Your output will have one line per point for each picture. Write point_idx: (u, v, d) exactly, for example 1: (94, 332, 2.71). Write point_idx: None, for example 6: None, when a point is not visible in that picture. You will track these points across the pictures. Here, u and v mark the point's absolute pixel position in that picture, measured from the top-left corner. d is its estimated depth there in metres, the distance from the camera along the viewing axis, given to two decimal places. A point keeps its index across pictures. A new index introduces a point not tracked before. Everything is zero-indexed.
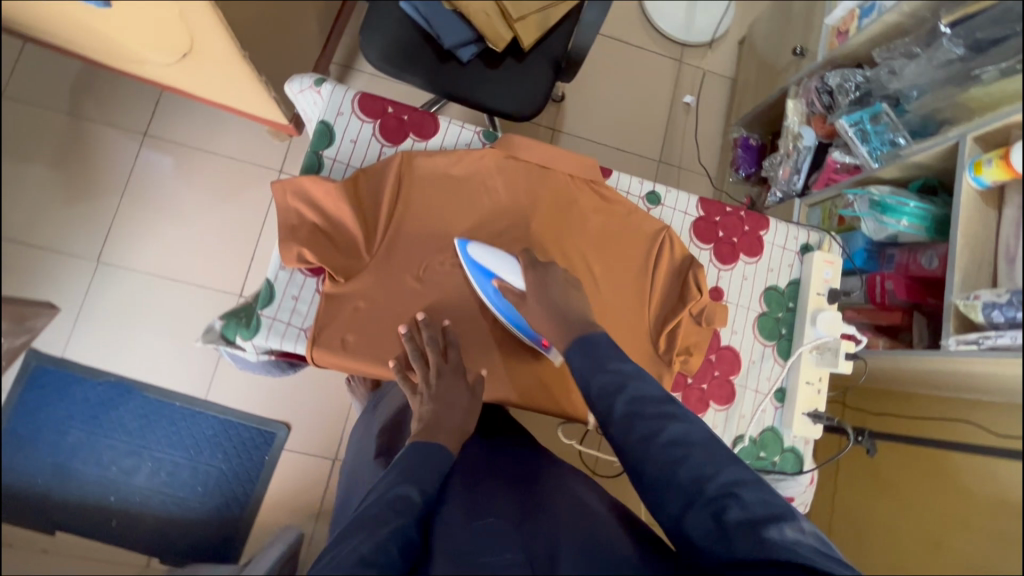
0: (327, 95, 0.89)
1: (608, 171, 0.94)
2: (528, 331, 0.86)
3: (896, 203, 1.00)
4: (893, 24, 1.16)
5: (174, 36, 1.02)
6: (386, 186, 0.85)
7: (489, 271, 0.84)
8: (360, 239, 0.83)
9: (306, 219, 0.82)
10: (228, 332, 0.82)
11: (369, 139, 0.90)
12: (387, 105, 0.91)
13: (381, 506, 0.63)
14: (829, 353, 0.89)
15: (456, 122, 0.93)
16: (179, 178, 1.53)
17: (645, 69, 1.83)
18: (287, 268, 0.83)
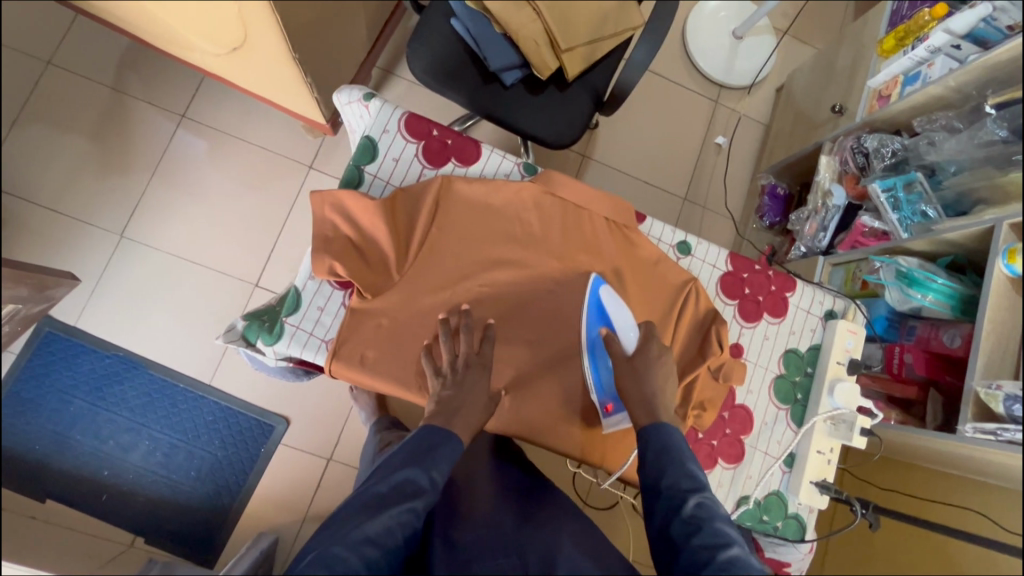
0: (375, 110, 0.91)
1: (643, 216, 0.95)
2: (601, 391, 0.87)
3: (924, 277, 1.00)
4: (936, 96, 1.17)
5: (228, 34, 1.04)
6: (423, 208, 0.86)
7: (604, 318, 0.87)
8: (392, 257, 0.83)
9: (340, 232, 0.83)
10: (249, 333, 0.82)
11: (411, 159, 0.91)
12: (432, 127, 0.93)
13: (389, 488, 0.70)
14: (843, 425, 0.87)
15: (498, 151, 0.94)
16: (210, 162, 1.56)
17: (681, 105, 1.84)
18: (316, 278, 0.84)
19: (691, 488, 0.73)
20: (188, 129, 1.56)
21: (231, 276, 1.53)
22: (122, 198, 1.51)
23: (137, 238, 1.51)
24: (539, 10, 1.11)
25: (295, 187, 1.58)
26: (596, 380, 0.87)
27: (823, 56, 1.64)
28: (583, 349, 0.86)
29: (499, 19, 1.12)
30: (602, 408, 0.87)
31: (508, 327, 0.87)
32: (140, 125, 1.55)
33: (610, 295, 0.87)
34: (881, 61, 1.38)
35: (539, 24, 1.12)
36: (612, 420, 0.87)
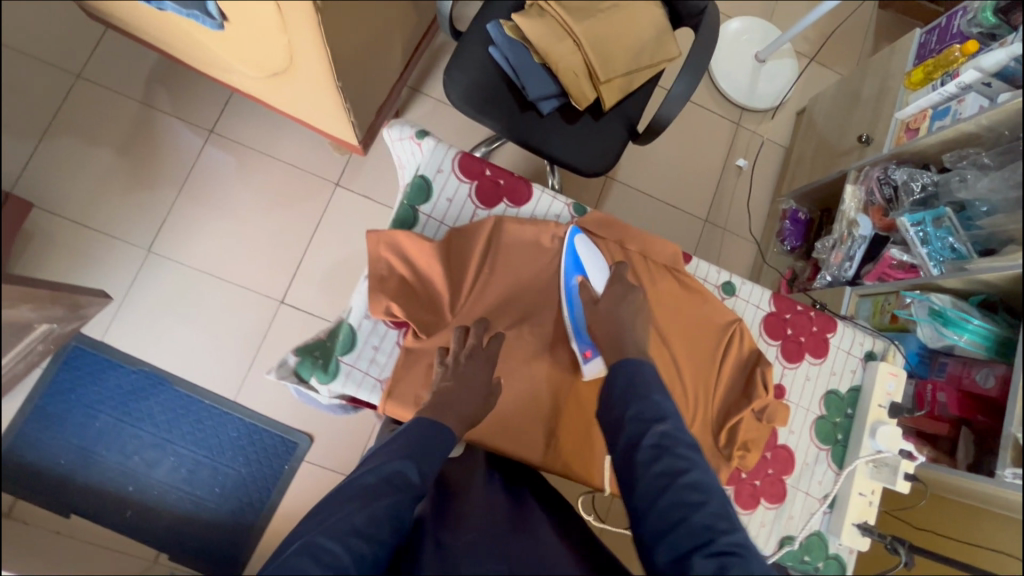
0: (428, 149, 0.92)
1: (689, 257, 0.97)
2: (580, 338, 0.91)
3: (960, 317, 1.01)
4: (968, 133, 1.18)
5: (271, 63, 1.05)
6: (476, 250, 0.90)
7: (579, 268, 0.92)
8: (446, 297, 0.88)
9: (395, 271, 0.88)
10: (303, 369, 0.85)
11: (464, 199, 0.94)
12: (485, 166, 0.95)
13: (379, 478, 0.70)
14: (886, 469, 0.88)
15: (549, 192, 0.97)
16: (238, 177, 1.56)
17: (704, 127, 1.85)
18: (371, 318, 0.88)
19: (653, 420, 0.77)
20: (216, 145, 1.56)
21: (257, 291, 1.53)
22: (150, 213, 1.50)
23: (164, 254, 1.51)
24: (579, 42, 1.12)
25: (322, 204, 1.59)
26: (576, 330, 0.91)
27: (846, 82, 1.66)
28: (561, 293, 0.91)
29: (539, 48, 1.13)
30: (581, 355, 0.91)
31: (535, 349, 0.92)
32: (168, 139, 1.54)
33: (584, 244, 0.93)
34: (908, 93, 1.39)
35: (578, 57, 1.12)
36: (590, 367, 0.91)
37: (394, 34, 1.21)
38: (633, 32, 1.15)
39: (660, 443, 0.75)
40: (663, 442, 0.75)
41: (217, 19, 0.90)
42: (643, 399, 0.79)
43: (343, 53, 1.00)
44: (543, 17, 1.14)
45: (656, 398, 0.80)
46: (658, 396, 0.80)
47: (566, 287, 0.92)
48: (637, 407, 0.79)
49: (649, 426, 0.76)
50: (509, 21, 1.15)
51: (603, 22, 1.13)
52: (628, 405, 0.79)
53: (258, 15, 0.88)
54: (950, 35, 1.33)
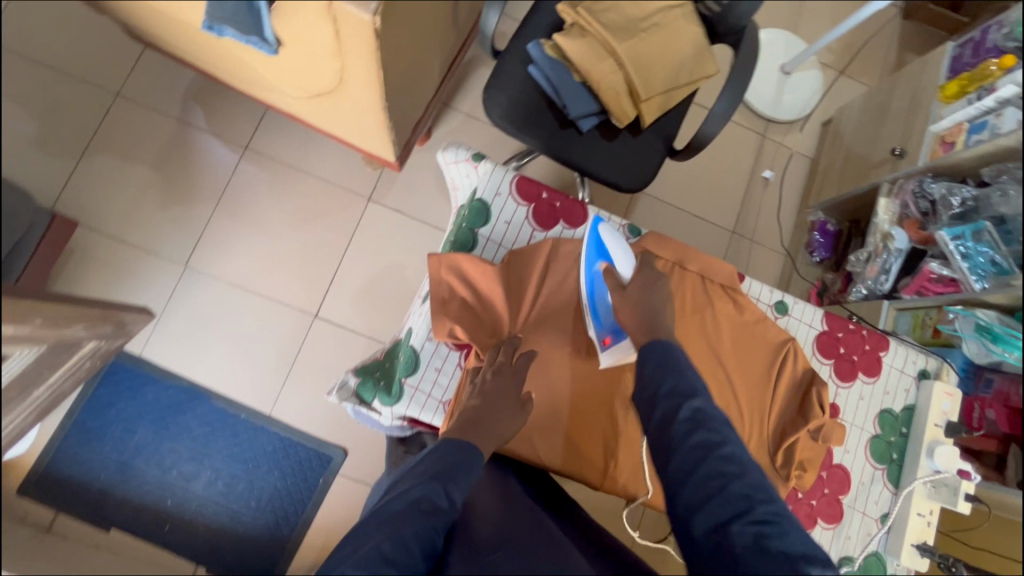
0: (486, 173, 0.96)
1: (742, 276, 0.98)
2: (599, 325, 0.90)
3: (1010, 335, 0.98)
4: (1005, 147, 1.17)
5: (316, 84, 1.07)
6: (534, 272, 0.91)
7: (603, 254, 0.93)
8: (505, 318, 0.90)
9: (456, 293, 0.90)
10: (367, 391, 0.87)
11: (522, 222, 0.96)
12: (542, 190, 0.98)
13: (408, 503, 0.66)
14: (945, 489, 0.89)
15: (604, 215, 1.00)
16: (271, 193, 1.58)
17: (730, 139, 1.86)
18: (434, 340, 0.90)
19: (687, 395, 0.77)
20: (250, 161, 1.58)
21: (292, 306, 1.55)
22: (186, 229, 1.53)
23: (200, 269, 1.52)
24: (621, 61, 1.13)
25: (355, 218, 1.60)
26: (595, 313, 0.90)
27: (875, 95, 1.66)
28: (583, 278, 0.90)
29: (580, 67, 1.14)
30: (599, 340, 0.89)
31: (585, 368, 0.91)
32: (205, 156, 1.57)
33: (608, 232, 0.94)
34: (941, 106, 1.40)
35: (620, 75, 1.13)
36: (607, 354, 0.89)
37: (435, 55, 1.22)
38: (671, 50, 1.16)
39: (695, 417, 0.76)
40: (697, 416, 0.76)
41: (272, 43, 0.90)
42: (675, 376, 0.80)
43: (393, 76, 1.01)
44: (584, 37, 1.13)
45: (688, 375, 0.80)
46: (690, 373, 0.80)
47: (586, 271, 0.92)
48: (670, 383, 0.79)
49: (684, 401, 0.77)
50: (549, 40, 1.16)
51: (644, 43, 1.14)
52: (662, 381, 0.80)
53: (314, 40, 0.89)
54: (984, 48, 1.33)
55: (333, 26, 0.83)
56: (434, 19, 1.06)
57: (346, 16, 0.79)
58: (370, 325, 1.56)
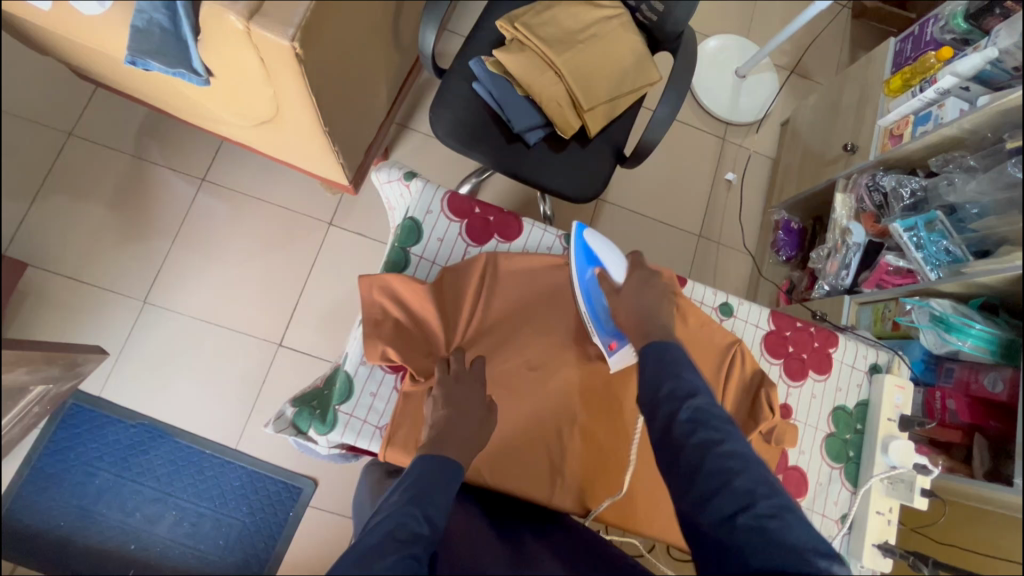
0: (417, 190, 0.94)
1: (684, 280, 0.97)
2: (603, 329, 0.89)
3: (962, 323, 1.00)
4: (951, 137, 1.19)
5: (256, 113, 1.06)
6: (470, 287, 0.89)
7: (593, 260, 0.94)
8: (440, 335, 0.87)
9: (389, 313, 0.87)
10: (301, 421, 0.84)
11: (454, 238, 0.94)
12: (474, 205, 0.96)
13: (381, 535, 0.59)
14: (902, 485, 0.85)
15: (539, 225, 0.98)
16: (231, 224, 1.57)
17: (690, 144, 1.87)
18: (368, 363, 0.86)
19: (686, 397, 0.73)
20: (208, 192, 1.57)
21: (255, 336, 1.53)
22: (143, 265, 1.51)
23: (160, 303, 1.50)
24: (561, 73, 1.13)
25: (317, 243, 1.59)
26: (597, 318, 0.90)
27: (828, 92, 1.68)
28: (578, 286, 0.90)
29: (522, 82, 1.14)
30: (606, 346, 0.89)
31: (535, 385, 0.88)
32: (161, 191, 1.55)
33: (597, 239, 0.96)
34: (887, 101, 1.41)
35: (562, 87, 1.14)
36: (615, 358, 0.89)
37: (379, 77, 1.22)
38: (612, 60, 1.17)
39: (696, 419, 0.71)
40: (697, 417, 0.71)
41: (202, 75, 0.91)
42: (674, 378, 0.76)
43: (329, 99, 1.00)
44: (524, 51, 1.14)
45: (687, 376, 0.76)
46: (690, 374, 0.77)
47: (581, 279, 0.92)
48: (670, 386, 0.75)
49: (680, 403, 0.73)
50: (491, 57, 1.16)
51: (583, 54, 1.15)
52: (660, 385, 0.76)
53: (243, 67, 0.88)
54: (925, 41, 1.34)
55: (257, 52, 0.82)
56: (369, 41, 1.06)
57: (266, 43, 0.78)
58: (335, 351, 1.54)
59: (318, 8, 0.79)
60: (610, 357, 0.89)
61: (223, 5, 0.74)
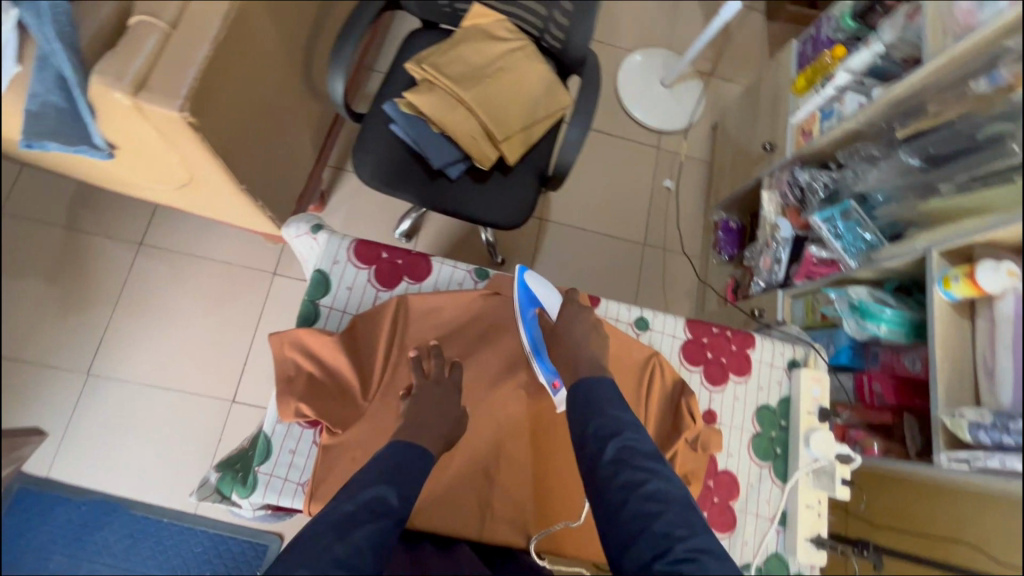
0: (323, 242, 0.95)
1: (598, 301, 1.00)
2: (545, 368, 0.91)
3: (875, 309, 1.05)
4: (852, 130, 1.24)
5: (169, 178, 1.07)
6: (384, 331, 0.90)
7: (533, 301, 0.96)
8: (356, 387, 0.87)
9: (302, 368, 0.87)
10: (223, 487, 0.84)
11: (364, 285, 0.95)
12: (381, 250, 0.97)
13: (358, 505, 0.63)
14: (825, 477, 0.91)
15: (449, 263, 1.00)
16: (171, 286, 1.56)
17: (626, 156, 1.91)
18: (284, 422, 0.87)
19: (612, 434, 0.73)
20: None
21: (207, 395, 1.51)
22: None
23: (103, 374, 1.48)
24: (471, 108, 1.17)
25: (261, 294, 1.59)
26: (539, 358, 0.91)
27: (747, 93, 1.74)
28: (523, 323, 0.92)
29: (435, 119, 1.17)
30: (549, 385, 0.90)
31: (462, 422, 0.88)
32: None
33: (535, 280, 0.96)
34: (797, 99, 1.47)
35: (475, 122, 1.17)
36: (560, 396, 0.90)
37: (298, 128, 1.24)
38: (522, 90, 1.21)
39: (621, 457, 0.71)
40: (623, 455, 0.71)
41: (104, 148, 0.93)
42: (601, 415, 0.76)
43: (239, 160, 1.01)
44: (434, 91, 1.18)
45: (612, 412, 0.76)
46: (615, 411, 0.77)
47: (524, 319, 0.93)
48: (598, 422, 0.75)
49: (605, 442, 0.72)
50: (403, 98, 1.20)
51: (492, 87, 1.19)
52: (587, 421, 0.75)
53: (143, 138, 0.90)
54: (821, 42, 1.42)
55: (149, 123, 0.83)
56: (277, 97, 1.08)
57: (156, 115, 0.80)
58: None
59: (205, 83, 0.82)
60: (554, 396, 0.90)
61: (108, 82, 0.76)
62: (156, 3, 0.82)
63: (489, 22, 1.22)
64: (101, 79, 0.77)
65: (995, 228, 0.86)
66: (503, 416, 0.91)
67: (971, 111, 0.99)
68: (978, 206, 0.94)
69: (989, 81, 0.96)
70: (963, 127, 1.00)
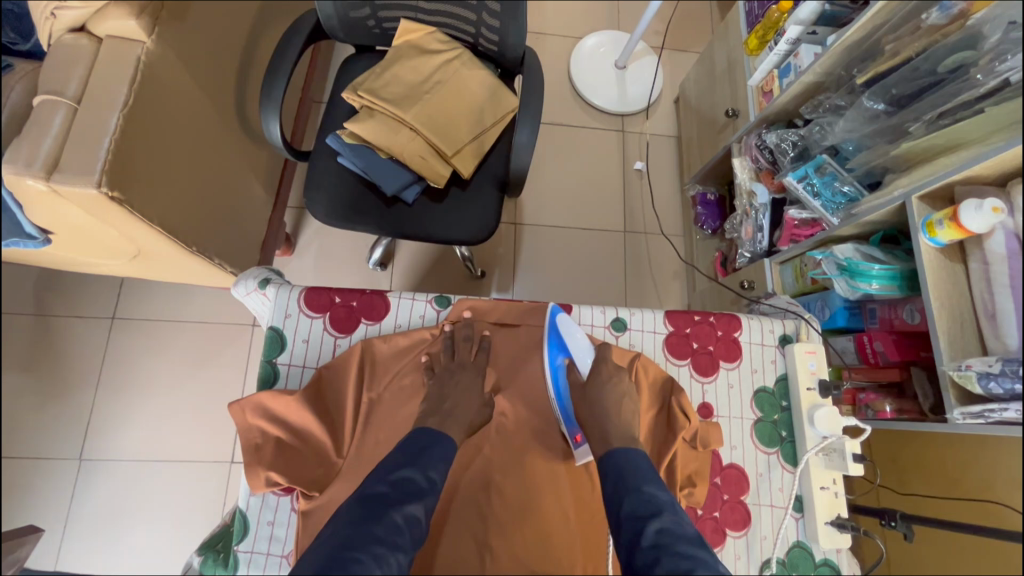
0: (273, 297, 0.91)
1: (568, 309, 0.98)
2: (567, 419, 0.87)
3: (863, 267, 1.00)
4: (812, 83, 1.18)
5: (115, 254, 1.03)
6: (350, 380, 0.86)
7: (563, 348, 0.91)
8: (328, 443, 0.84)
9: (269, 434, 0.83)
10: (207, 570, 0.81)
11: (321, 334, 0.91)
12: (334, 294, 0.93)
13: (390, 485, 0.71)
14: (836, 454, 0.87)
15: (407, 296, 0.95)
16: (151, 355, 1.52)
17: (592, 145, 1.87)
18: (258, 494, 0.83)
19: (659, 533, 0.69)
20: (120, 330, 1.53)
21: (203, 460, 1.47)
22: (71, 423, 1.45)
23: (96, 456, 1.45)
24: (414, 128, 1.13)
25: (243, 349, 1.56)
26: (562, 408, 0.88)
27: (703, 61, 1.69)
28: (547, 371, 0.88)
29: (380, 145, 1.13)
30: (571, 438, 0.86)
31: None
32: (74, 343, 1.51)
33: (569, 326, 0.92)
34: (752, 60, 1.41)
35: (421, 142, 1.13)
36: (581, 450, 0.86)
37: (244, 178, 1.20)
38: (465, 100, 1.17)
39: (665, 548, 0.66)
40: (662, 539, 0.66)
41: (38, 237, 0.91)
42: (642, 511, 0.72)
43: (183, 223, 0.97)
44: (374, 116, 1.14)
45: (649, 491, 0.72)
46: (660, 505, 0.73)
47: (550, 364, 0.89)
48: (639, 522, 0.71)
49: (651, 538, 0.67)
50: (345, 129, 1.16)
51: (432, 105, 1.14)
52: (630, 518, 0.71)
53: (74, 220, 0.87)
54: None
55: (71, 203, 0.80)
56: (213, 152, 1.05)
57: (75, 195, 0.76)
58: None
59: (121, 148, 0.78)
60: (577, 449, 0.86)
61: (18, 171, 0.74)
62: (58, 80, 0.79)
63: (418, 36, 1.17)
64: (11, 168, 0.74)
65: (971, 164, 0.80)
66: (491, 448, 0.88)
67: (930, 45, 0.95)
68: (950, 143, 0.89)
69: (941, 11, 0.92)
70: (923, 62, 0.95)
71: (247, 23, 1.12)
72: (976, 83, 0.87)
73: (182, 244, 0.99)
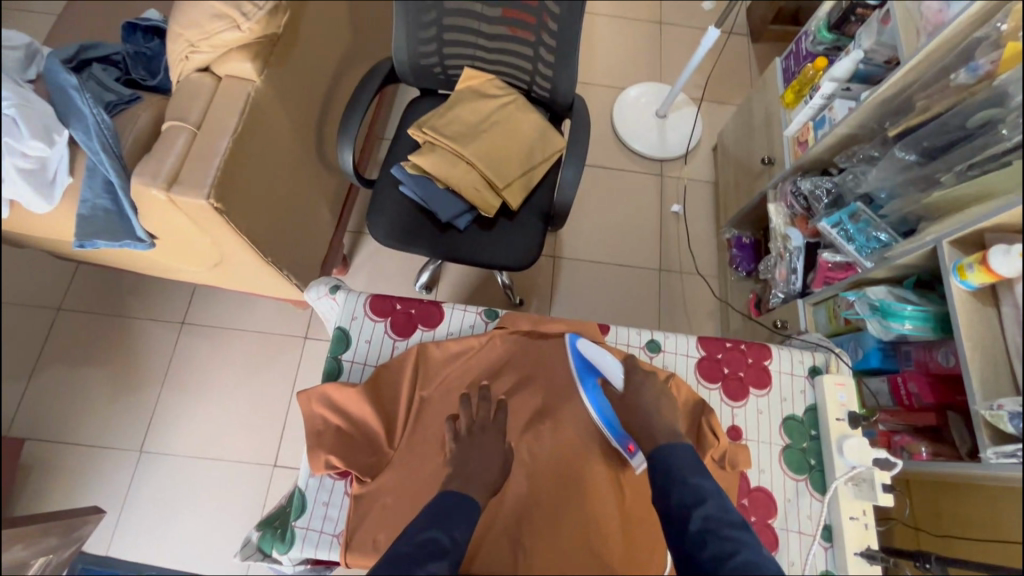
0: (341, 301, 1.02)
1: (606, 328, 1.04)
2: (617, 433, 0.92)
3: (896, 307, 1.03)
4: (846, 135, 1.24)
5: (203, 260, 1.17)
6: (404, 379, 0.94)
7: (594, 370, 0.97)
8: (381, 434, 0.91)
9: (330, 423, 0.92)
10: (264, 544, 0.89)
11: (382, 336, 1.00)
12: (395, 301, 1.03)
13: (415, 545, 0.73)
14: (866, 484, 0.89)
15: (460, 307, 1.04)
16: (212, 358, 1.65)
17: (631, 186, 1.96)
18: (316, 475, 0.91)
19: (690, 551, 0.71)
20: (188, 333, 1.67)
21: (247, 460, 1.56)
22: (136, 416, 1.58)
23: (154, 449, 1.56)
24: (471, 161, 1.25)
25: (294, 359, 1.67)
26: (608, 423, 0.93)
27: (741, 113, 1.78)
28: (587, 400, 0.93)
29: (439, 176, 1.25)
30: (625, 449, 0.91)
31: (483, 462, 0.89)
32: (147, 343, 1.65)
33: (588, 346, 0.99)
34: (788, 112, 1.49)
35: (476, 174, 1.25)
36: (637, 459, 0.91)
37: (316, 200, 1.34)
38: (517, 139, 1.29)
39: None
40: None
41: (146, 241, 1.04)
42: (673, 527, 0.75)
43: (266, 235, 1.10)
44: (436, 150, 1.27)
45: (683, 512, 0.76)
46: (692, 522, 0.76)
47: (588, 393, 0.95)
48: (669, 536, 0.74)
49: None
50: (409, 161, 1.29)
51: (487, 142, 1.27)
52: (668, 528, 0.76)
53: (180, 226, 1.01)
54: (802, 55, 1.45)
55: (182, 212, 0.94)
56: (294, 175, 1.19)
57: (187, 205, 0.90)
58: None
59: (228, 166, 0.92)
60: (633, 459, 0.91)
61: (146, 182, 0.88)
62: (183, 109, 0.94)
63: (480, 82, 1.31)
64: (140, 180, 0.88)
65: (999, 212, 0.84)
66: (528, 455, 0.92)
67: (957, 102, 1.01)
68: (982, 194, 0.93)
69: (969, 72, 0.98)
70: (952, 118, 1.01)
71: (332, 67, 1.29)
72: (1003, 138, 0.93)
73: (262, 254, 1.12)
